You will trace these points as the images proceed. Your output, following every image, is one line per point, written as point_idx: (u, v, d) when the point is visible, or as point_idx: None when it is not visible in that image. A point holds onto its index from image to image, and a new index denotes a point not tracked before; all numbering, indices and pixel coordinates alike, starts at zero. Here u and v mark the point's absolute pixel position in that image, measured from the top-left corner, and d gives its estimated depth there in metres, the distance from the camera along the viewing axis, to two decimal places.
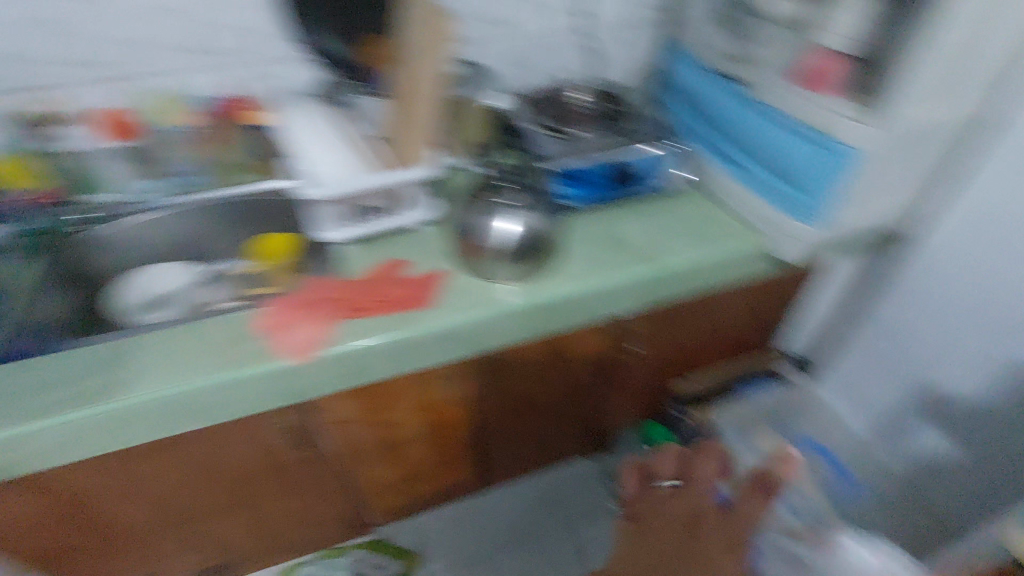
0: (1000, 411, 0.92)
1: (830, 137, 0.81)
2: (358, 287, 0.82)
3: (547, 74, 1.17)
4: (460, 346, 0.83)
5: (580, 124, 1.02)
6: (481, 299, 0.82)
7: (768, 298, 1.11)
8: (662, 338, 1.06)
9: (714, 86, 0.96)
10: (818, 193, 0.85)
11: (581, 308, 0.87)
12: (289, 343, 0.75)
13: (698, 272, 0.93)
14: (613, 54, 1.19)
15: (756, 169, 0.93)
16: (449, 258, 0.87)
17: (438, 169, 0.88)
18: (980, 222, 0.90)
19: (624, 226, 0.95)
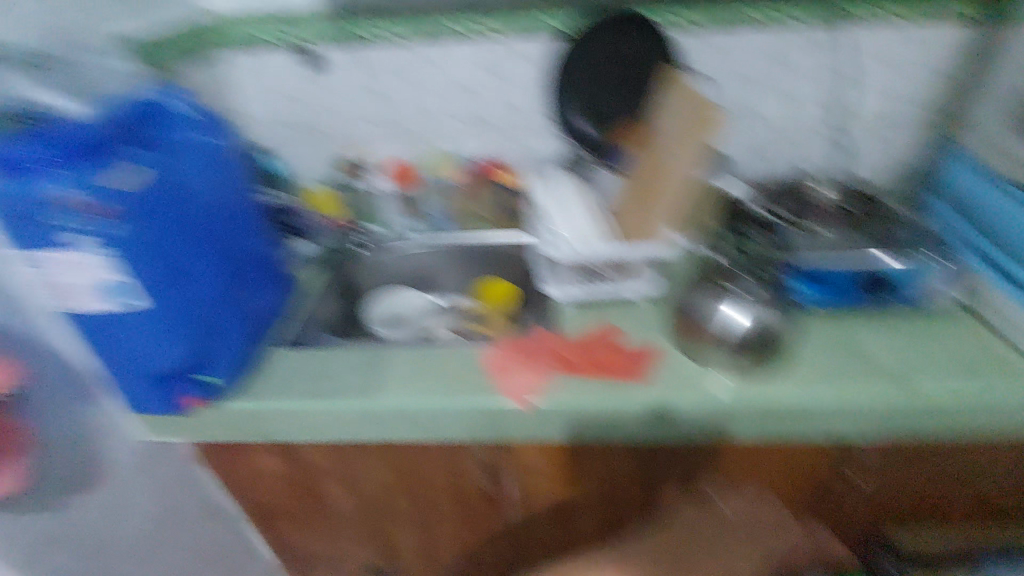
0: None
1: None
2: (576, 346, 0.86)
3: (786, 165, 1.14)
4: (664, 428, 0.81)
5: (823, 221, 0.97)
6: (700, 387, 0.80)
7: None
8: (891, 476, 0.90)
9: (1013, 198, 0.84)
10: None
11: (805, 419, 0.80)
12: (513, 386, 0.81)
13: (968, 412, 0.78)
14: (866, 149, 1.12)
15: None
16: (667, 335, 0.88)
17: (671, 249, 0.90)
18: None
19: (866, 338, 0.86)
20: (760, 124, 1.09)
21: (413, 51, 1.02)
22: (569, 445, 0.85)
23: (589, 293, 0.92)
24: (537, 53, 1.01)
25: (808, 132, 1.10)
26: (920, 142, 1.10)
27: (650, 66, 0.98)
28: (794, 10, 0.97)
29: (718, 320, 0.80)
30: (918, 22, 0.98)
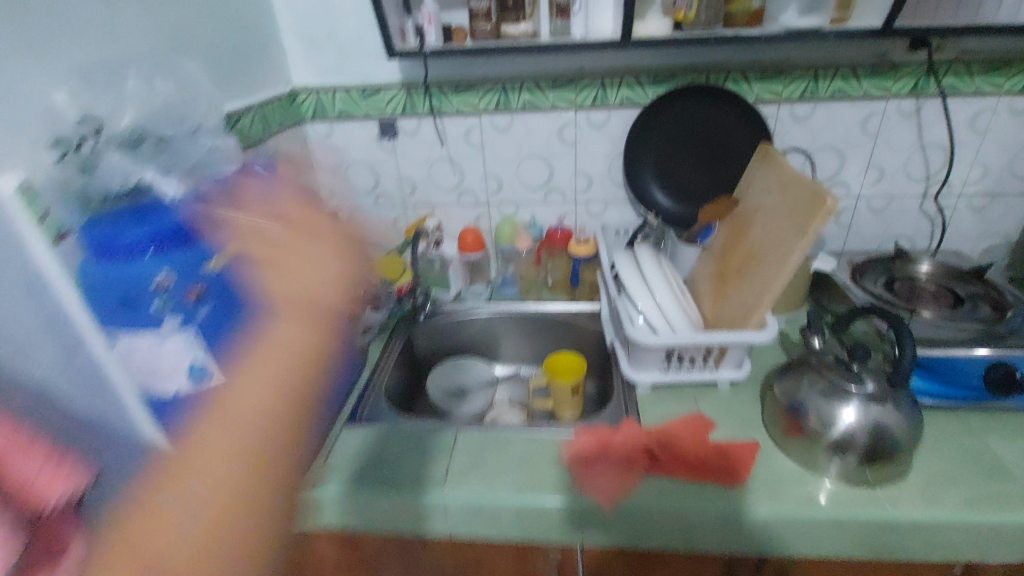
0: None
1: None
2: (666, 438, 0.77)
3: (871, 238, 1.08)
4: (769, 542, 0.71)
5: (929, 304, 0.89)
6: (811, 496, 0.70)
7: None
8: None
9: None
10: None
11: (938, 540, 0.69)
12: (601, 485, 0.71)
13: None
14: (960, 223, 1.05)
15: None
16: (764, 431, 0.79)
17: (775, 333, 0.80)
18: None
19: (999, 442, 0.76)
20: (845, 195, 1.04)
21: (490, 121, 1.02)
22: (652, 550, 0.76)
23: (673, 378, 0.85)
24: (613, 123, 1.00)
25: (902, 204, 1.04)
26: (1020, 217, 1.03)
27: (735, 143, 0.97)
28: (890, 83, 0.93)
29: (835, 424, 0.70)
30: None
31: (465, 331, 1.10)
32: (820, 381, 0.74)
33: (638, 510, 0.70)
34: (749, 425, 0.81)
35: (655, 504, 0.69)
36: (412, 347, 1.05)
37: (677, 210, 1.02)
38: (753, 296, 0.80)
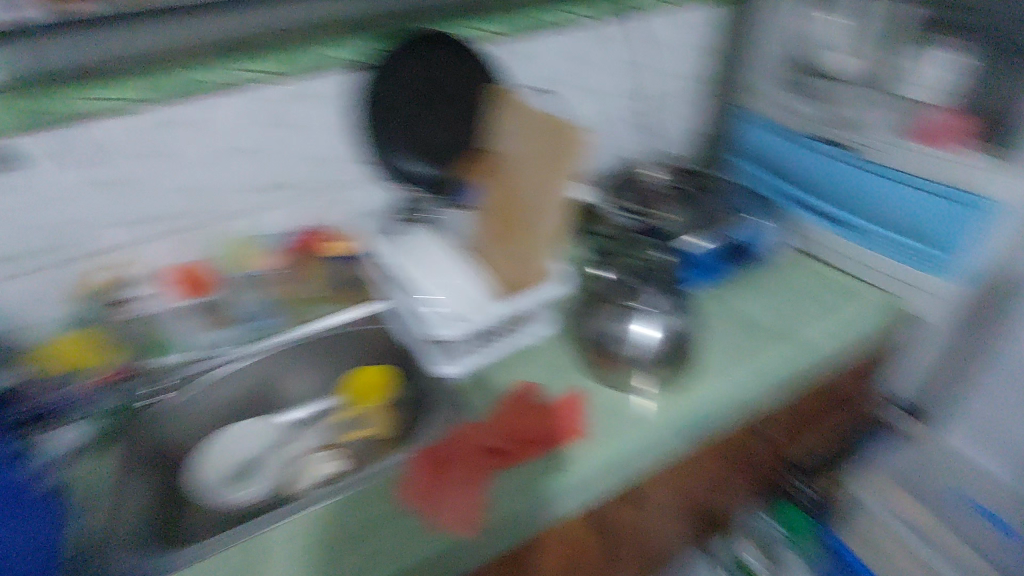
0: None
1: (958, 188, 0.80)
2: (501, 426, 0.71)
3: (607, 158, 1.16)
4: (621, 477, 0.73)
5: (666, 204, 0.99)
6: (641, 420, 0.74)
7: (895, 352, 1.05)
8: (789, 417, 0.98)
9: (803, 150, 0.96)
10: (955, 242, 0.83)
11: (730, 408, 0.80)
12: (455, 513, 0.63)
13: (845, 345, 0.87)
14: (665, 129, 1.19)
15: (876, 228, 0.91)
16: (582, 374, 0.79)
17: (565, 278, 0.81)
18: None
19: (746, 307, 0.90)
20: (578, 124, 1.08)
21: (160, 116, 0.74)
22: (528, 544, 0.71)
23: (488, 356, 0.79)
24: (329, 92, 0.83)
25: (620, 123, 1.13)
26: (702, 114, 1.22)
27: (467, 92, 0.90)
28: (584, 10, 0.96)
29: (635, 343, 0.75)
30: (685, 6, 1.05)
31: (230, 393, 0.84)
32: (617, 312, 0.77)
33: (506, 521, 0.63)
34: (570, 374, 0.79)
35: (520, 506, 0.64)
36: (162, 444, 0.77)
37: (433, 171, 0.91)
38: (537, 244, 0.78)
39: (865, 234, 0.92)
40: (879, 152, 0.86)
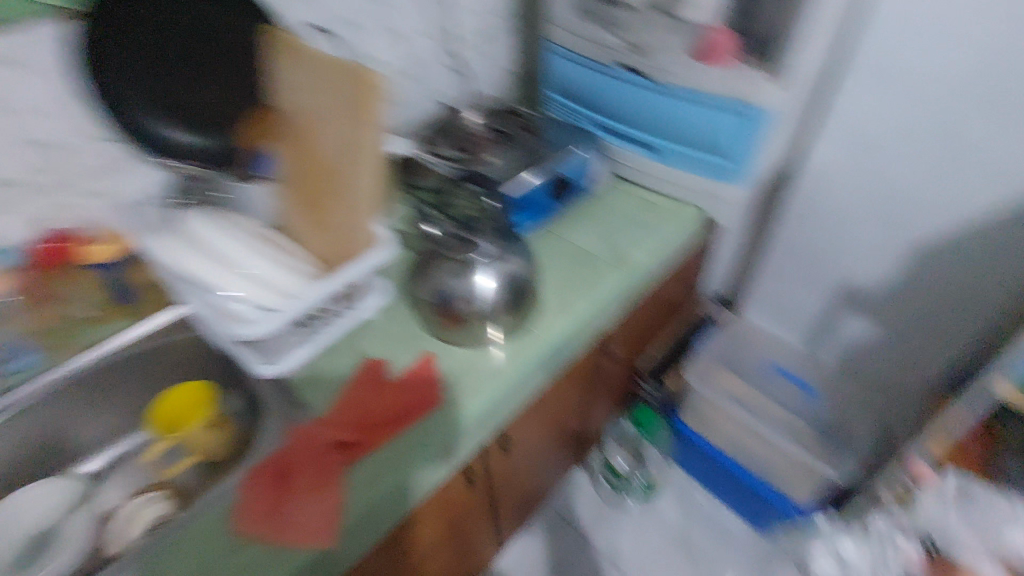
0: (899, 287, 1.07)
1: (738, 102, 0.87)
2: (346, 417, 0.64)
3: (422, 104, 1.09)
4: (484, 432, 0.72)
5: (489, 148, 0.97)
6: (494, 372, 0.73)
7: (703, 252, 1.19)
8: (630, 330, 1.07)
9: (605, 78, 0.98)
10: (740, 151, 0.92)
11: (575, 338, 0.83)
12: (306, 527, 0.56)
13: (663, 258, 0.95)
14: (477, 67, 1.15)
15: (676, 147, 0.97)
16: (429, 337, 0.75)
17: (391, 242, 0.74)
18: (849, 139, 1.00)
19: (577, 238, 0.92)
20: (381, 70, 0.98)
21: None
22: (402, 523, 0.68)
23: (321, 342, 0.71)
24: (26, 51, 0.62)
25: (426, 64, 1.05)
26: (511, 48, 1.19)
27: (231, 38, 0.75)
28: None
29: (478, 296, 0.72)
30: None
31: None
32: (450, 268, 0.73)
33: (366, 512, 0.59)
34: (415, 342, 0.75)
35: (379, 491, 0.60)
36: None
37: (204, 143, 0.77)
38: (352, 210, 0.69)
39: (668, 153, 0.98)
40: (669, 74, 0.90)
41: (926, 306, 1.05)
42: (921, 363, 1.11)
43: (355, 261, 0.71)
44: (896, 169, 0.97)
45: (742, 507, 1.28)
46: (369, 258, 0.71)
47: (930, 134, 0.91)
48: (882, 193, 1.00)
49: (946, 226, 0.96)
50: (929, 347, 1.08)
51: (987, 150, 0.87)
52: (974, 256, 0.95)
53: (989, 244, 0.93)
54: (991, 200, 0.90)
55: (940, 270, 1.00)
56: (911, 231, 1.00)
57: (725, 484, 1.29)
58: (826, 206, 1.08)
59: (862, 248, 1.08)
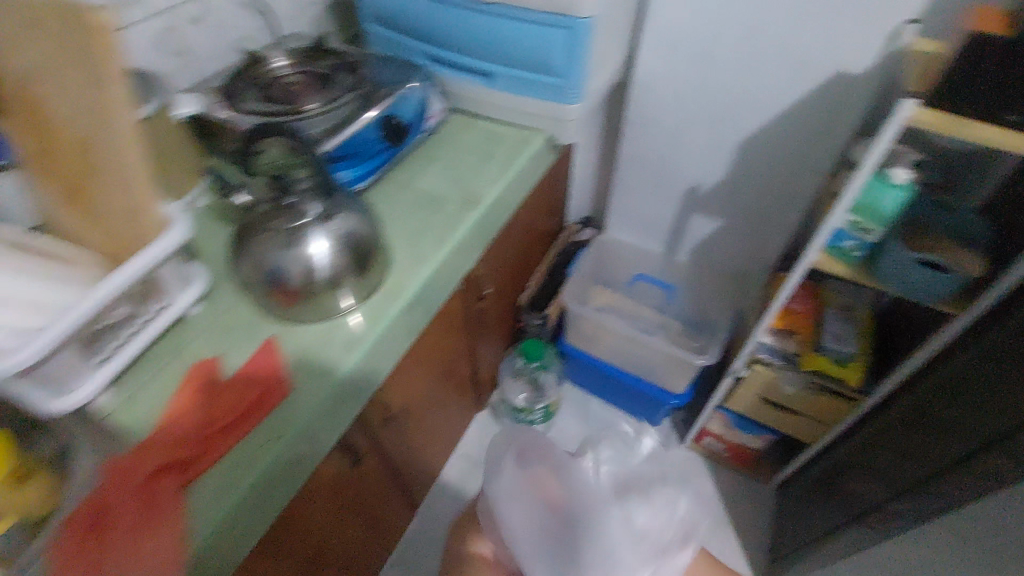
0: (731, 183, 1.14)
1: (558, 14, 0.80)
2: (175, 431, 0.57)
3: (220, 53, 0.94)
4: (349, 406, 0.68)
5: (306, 95, 0.86)
6: (347, 344, 0.68)
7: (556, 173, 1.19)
8: (500, 268, 1.05)
9: (422, 0, 0.89)
10: (571, 69, 0.86)
11: (434, 289, 0.78)
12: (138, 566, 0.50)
13: (515, 189, 0.92)
14: (278, 2, 0.99)
15: (504, 70, 0.90)
16: (270, 320, 0.68)
17: (188, 221, 0.62)
18: (669, 44, 1.01)
19: (422, 182, 0.86)
20: (150, 15, 0.81)
21: None
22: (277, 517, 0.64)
23: (131, 350, 0.61)
24: None
25: (214, 2, 0.89)
26: None
27: None
28: None
29: (316, 264, 0.64)
30: None
31: None
32: (271, 238, 0.64)
33: (218, 534, 0.54)
34: (253, 329, 0.67)
35: (226, 502, 0.54)
36: None
37: None
38: (120, 189, 0.54)
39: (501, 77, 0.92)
40: None
41: (756, 196, 1.14)
42: (760, 248, 1.22)
43: (142, 249, 0.58)
44: (712, 71, 1.00)
45: (631, 408, 1.39)
46: (162, 241, 0.59)
47: (737, 30, 0.93)
48: (705, 94, 1.04)
49: (759, 121, 1.02)
50: (764, 233, 1.19)
51: (784, 45, 0.91)
52: (787, 145, 1.03)
53: (798, 132, 1.00)
54: (789, 93, 0.96)
55: (762, 162, 1.08)
56: (733, 128, 1.05)
57: (614, 391, 1.38)
58: (657, 113, 1.12)
59: (694, 152, 1.14)
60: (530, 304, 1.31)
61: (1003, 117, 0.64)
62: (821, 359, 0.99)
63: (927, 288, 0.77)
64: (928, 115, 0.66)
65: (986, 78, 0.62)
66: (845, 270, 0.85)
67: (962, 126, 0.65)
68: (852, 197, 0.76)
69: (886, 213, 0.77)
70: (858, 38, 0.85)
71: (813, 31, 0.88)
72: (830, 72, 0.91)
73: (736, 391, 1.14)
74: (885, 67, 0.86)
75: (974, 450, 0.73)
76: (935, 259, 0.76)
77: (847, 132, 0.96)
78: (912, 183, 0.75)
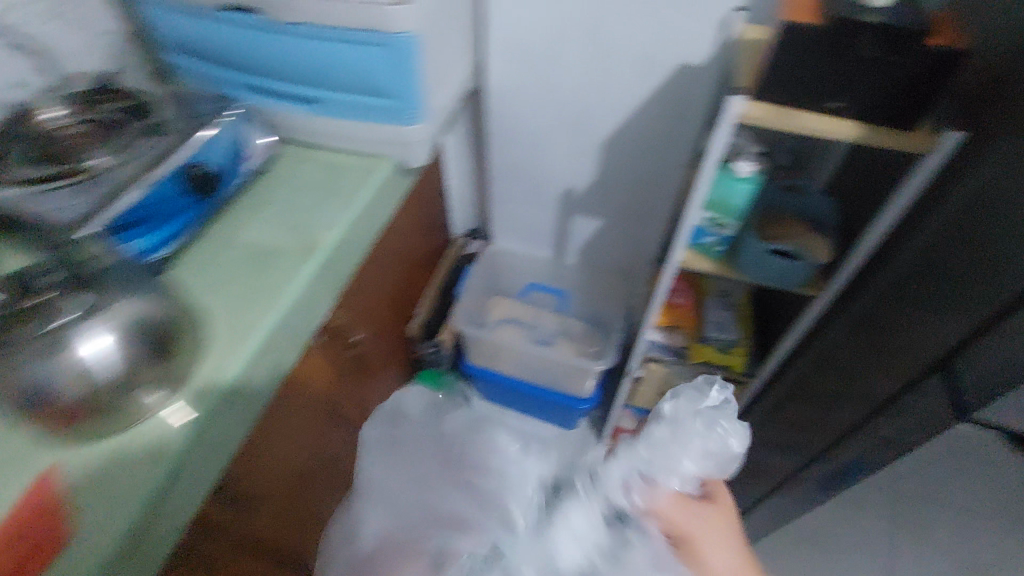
0: (603, 181, 1.13)
1: (371, 32, 0.72)
2: None
3: None
4: (174, 514, 0.60)
5: (87, 150, 0.71)
6: (159, 449, 0.58)
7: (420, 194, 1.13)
8: (371, 307, 0.96)
9: (220, 25, 0.77)
10: (401, 89, 0.78)
11: (275, 355, 0.70)
12: None
13: (366, 226, 0.84)
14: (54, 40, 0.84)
15: (329, 95, 0.81)
16: (56, 440, 0.57)
17: None
18: (514, 47, 0.96)
19: (250, 233, 0.75)
20: None
21: None
22: None
23: None
24: None
25: None
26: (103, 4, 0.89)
27: None
28: None
29: (95, 369, 0.53)
30: None
31: None
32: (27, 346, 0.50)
33: None
34: (34, 457, 0.56)
35: None
36: None
37: None
38: None
39: (328, 103, 0.82)
40: (282, 9, 0.72)
41: (628, 191, 1.13)
42: (641, 242, 1.21)
43: None
44: (563, 70, 0.97)
45: (543, 418, 1.36)
46: None
47: (578, 29, 0.90)
48: (559, 95, 1.01)
49: (618, 116, 1.00)
50: (642, 226, 1.18)
51: (624, 41, 0.89)
52: (646, 139, 1.02)
53: (654, 125, 1.00)
54: (641, 85, 0.94)
55: (627, 158, 1.07)
56: (593, 128, 1.04)
57: (524, 404, 1.35)
58: (520, 116, 1.08)
59: (563, 151, 1.10)
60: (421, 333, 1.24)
61: (829, 104, 0.63)
62: (707, 350, 1.00)
63: (787, 276, 0.77)
64: (760, 108, 0.64)
65: (807, 66, 0.60)
66: (710, 265, 0.83)
67: (794, 117, 0.63)
68: (703, 195, 0.74)
69: (737, 207, 0.76)
70: (695, 28, 0.84)
71: (650, 26, 0.86)
72: (673, 65, 0.90)
73: (636, 391, 1.13)
74: (723, 56, 0.86)
75: (868, 413, 0.71)
76: (785, 245, 0.76)
77: (698, 121, 0.96)
78: (757, 174, 0.74)
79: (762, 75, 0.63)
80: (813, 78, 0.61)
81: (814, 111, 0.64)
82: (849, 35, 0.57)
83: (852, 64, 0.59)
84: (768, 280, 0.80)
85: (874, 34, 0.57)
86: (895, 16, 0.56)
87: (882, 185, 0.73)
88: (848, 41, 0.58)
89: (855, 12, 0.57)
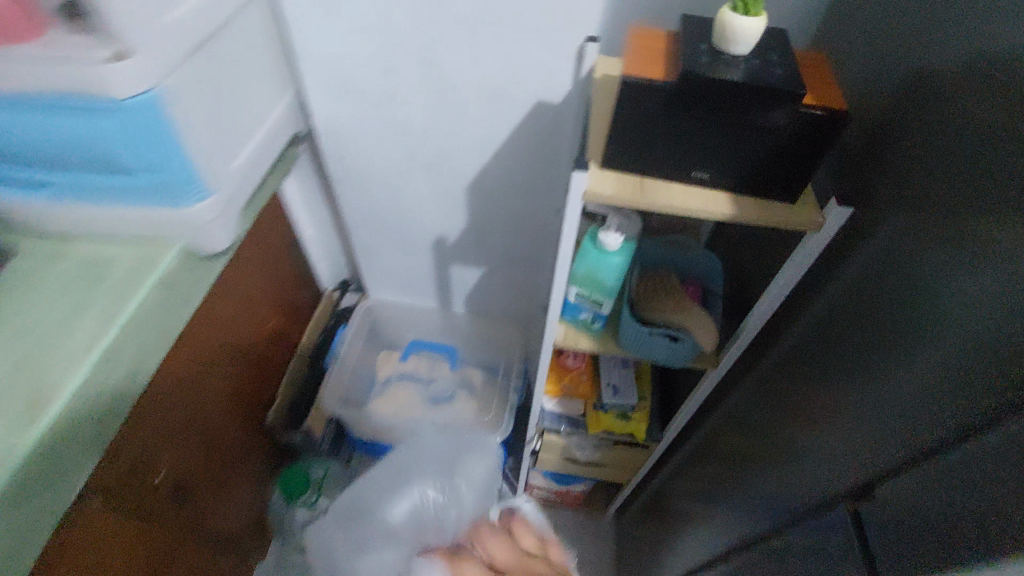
0: (477, 229, 0.97)
1: (86, 96, 0.51)
2: None
3: None
4: None
5: None
6: None
7: (255, 262, 0.93)
8: (186, 423, 0.78)
9: None
10: (158, 163, 0.58)
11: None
12: None
13: (142, 345, 0.64)
14: None
15: (62, 175, 0.60)
16: None
17: None
18: (341, 85, 0.79)
19: None
20: None
21: None
22: None
23: None
24: None
25: None
26: None
27: None
28: None
29: None
30: None
31: None
32: None
33: None
34: None
35: None
36: None
37: None
38: None
39: (69, 184, 0.61)
40: None
41: (506, 239, 0.98)
42: (529, 288, 1.08)
43: None
44: (404, 111, 0.80)
45: None
46: None
47: (412, 62, 0.74)
48: (406, 138, 0.84)
49: (478, 160, 0.85)
50: (528, 272, 1.04)
51: (469, 76, 0.74)
52: (514, 183, 0.88)
53: (520, 168, 0.85)
54: (498, 126, 0.79)
55: (497, 204, 0.92)
56: (453, 173, 0.88)
57: None
58: (366, 161, 0.90)
59: (423, 199, 0.94)
60: (286, 418, 1.05)
61: (693, 174, 0.50)
62: (604, 418, 0.89)
63: (669, 354, 0.66)
64: (612, 179, 0.50)
65: (660, 130, 0.47)
66: (587, 342, 0.70)
67: (654, 190, 0.50)
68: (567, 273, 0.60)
69: (608, 283, 0.63)
70: (547, 61, 0.70)
71: (495, 58, 0.71)
72: (529, 102, 0.75)
73: (537, 459, 1.02)
74: (584, 91, 0.72)
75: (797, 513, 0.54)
76: (669, 320, 0.64)
77: (568, 163, 0.83)
78: (628, 244, 0.61)
79: (607, 139, 0.49)
80: (667, 143, 0.48)
81: (676, 180, 0.50)
82: (701, 92, 0.44)
83: (712, 127, 0.46)
84: (652, 357, 0.68)
85: (736, 94, 0.44)
86: (755, 71, 0.44)
87: (767, 251, 0.62)
88: (703, 99, 0.45)
89: (707, 66, 0.44)
